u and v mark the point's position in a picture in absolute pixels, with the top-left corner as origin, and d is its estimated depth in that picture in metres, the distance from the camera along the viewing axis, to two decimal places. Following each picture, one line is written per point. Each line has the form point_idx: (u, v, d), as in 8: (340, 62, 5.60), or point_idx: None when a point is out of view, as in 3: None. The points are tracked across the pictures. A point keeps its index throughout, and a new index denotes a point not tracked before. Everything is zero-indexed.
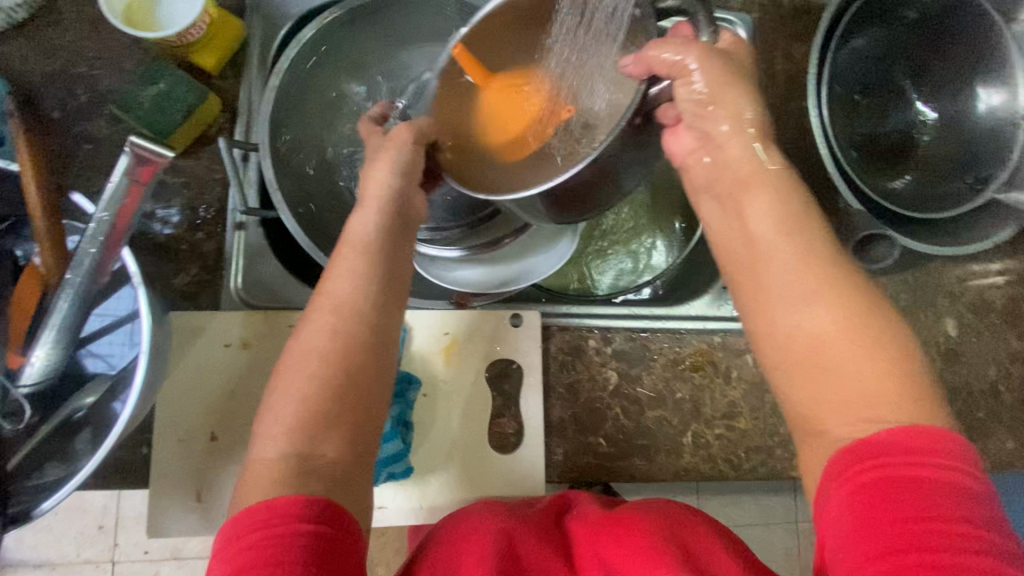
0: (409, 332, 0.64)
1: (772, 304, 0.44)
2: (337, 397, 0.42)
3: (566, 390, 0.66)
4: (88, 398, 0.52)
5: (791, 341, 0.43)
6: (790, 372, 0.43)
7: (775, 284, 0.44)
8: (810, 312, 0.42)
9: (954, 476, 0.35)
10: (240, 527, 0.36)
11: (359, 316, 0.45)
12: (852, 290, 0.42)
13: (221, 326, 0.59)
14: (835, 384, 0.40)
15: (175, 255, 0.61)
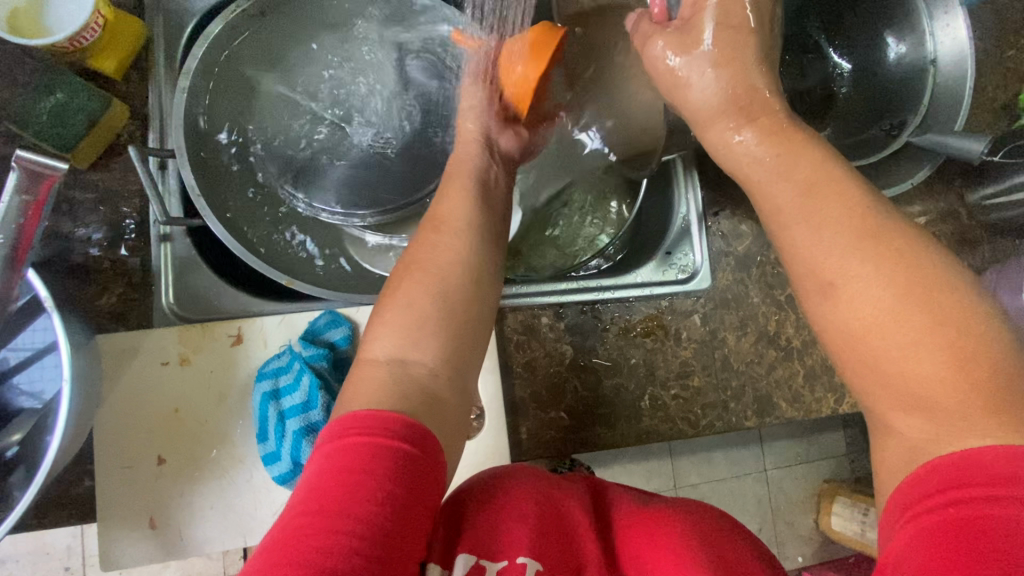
0: (356, 328, 0.60)
1: (821, 293, 0.41)
2: (443, 305, 0.45)
3: (524, 368, 0.67)
4: (16, 435, 0.50)
5: (845, 331, 0.39)
6: (854, 355, 0.39)
7: (826, 269, 0.40)
8: (863, 300, 0.38)
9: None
10: (345, 425, 0.38)
11: (465, 231, 0.50)
12: (901, 254, 0.38)
13: (156, 345, 0.56)
14: (899, 362, 0.36)
15: (96, 275, 0.58)
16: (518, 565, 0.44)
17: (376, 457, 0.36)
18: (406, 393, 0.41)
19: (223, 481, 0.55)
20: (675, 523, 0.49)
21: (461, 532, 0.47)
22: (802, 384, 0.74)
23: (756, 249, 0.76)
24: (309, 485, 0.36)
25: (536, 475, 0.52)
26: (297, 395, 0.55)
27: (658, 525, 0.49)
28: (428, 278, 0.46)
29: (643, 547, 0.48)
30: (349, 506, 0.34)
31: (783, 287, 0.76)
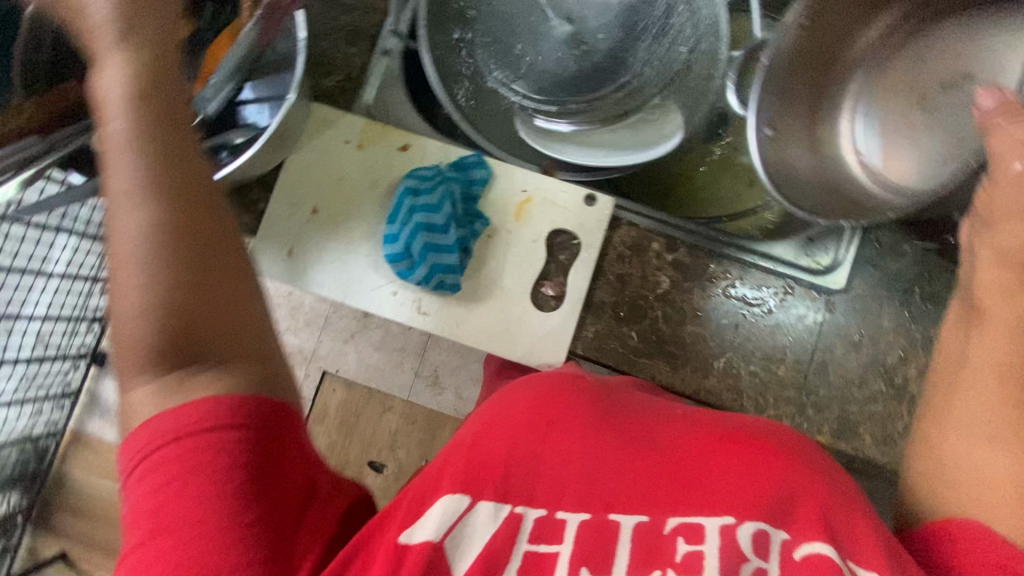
0: (493, 176, 0.68)
1: (961, 429, 0.41)
2: (200, 254, 0.38)
3: (616, 279, 0.69)
4: (238, 137, 0.62)
5: (972, 472, 0.39)
6: (943, 485, 0.40)
7: (980, 409, 0.41)
8: (999, 455, 0.38)
9: None
10: (156, 445, 0.34)
11: (143, 145, 0.37)
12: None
13: (346, 125, 0.69)
14: (980, 503, 0.37)
15: (331, 61, 0.72)
16: (557, 519, 0.39)
17: (206, 470, 0.34)
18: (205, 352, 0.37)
19: (346, 252, 0.67)
20: (759, 468, 0.40)
21: (479, 471, 0.40)
22: (901, 430, 0.67)
23: (908, 275, 0.69)
24: (146, 511, 0.33)
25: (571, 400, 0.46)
26: (430, 198, 0.64)
27: (745, 454, 0.42)
28: (159, 236, 0.37)
29: (718, 464, 0.42)
30: (196, 525, 0.33)
31: (925, 327, 0.68)
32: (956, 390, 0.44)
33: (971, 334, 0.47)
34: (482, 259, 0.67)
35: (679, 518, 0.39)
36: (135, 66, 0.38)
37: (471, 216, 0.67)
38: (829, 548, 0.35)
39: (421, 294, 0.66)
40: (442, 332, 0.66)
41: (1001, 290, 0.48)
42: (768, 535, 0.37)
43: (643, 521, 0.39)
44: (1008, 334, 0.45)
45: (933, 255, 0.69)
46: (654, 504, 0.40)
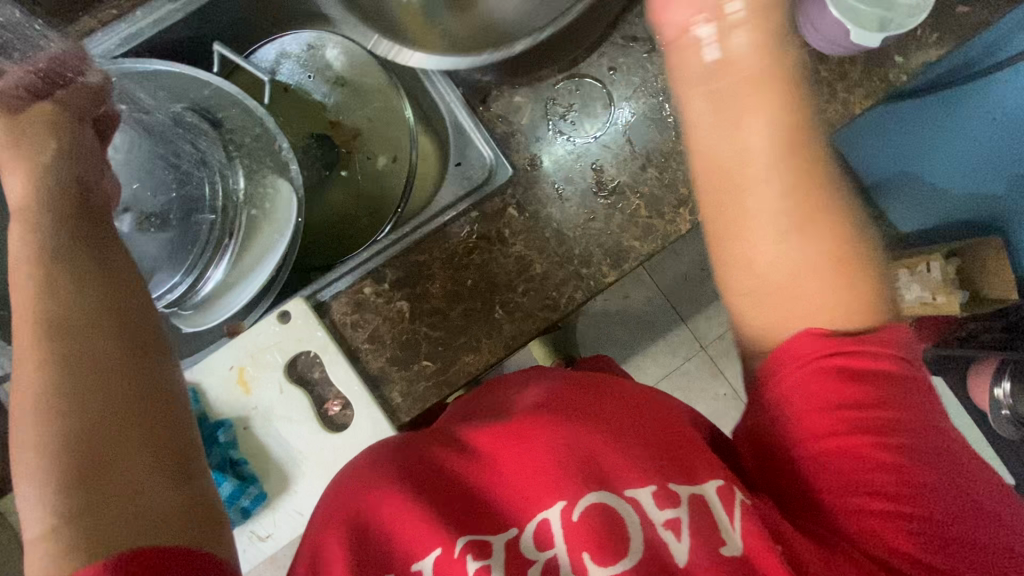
0: (198, 388, 0.65)
1: (754, 233, 0.43)
2: (94, 447, 0.35)
3: (371, 342, 0.68)
4: None
5: (768, 273, 0.43)
6: (748, 280, 0.44)
7: (754, 210, 0.43)
8: (785, 249, 0.43)
9: (892, 375, 0.42)
10: None
11: (66, 325, 0.38)
12: (834, 219, 0.43)
13: None
14: (807, 296, 0.43)
15: None
16: None
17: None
18: (116, 531, 0.33)
19: None
20: (543, 440, 0.45)
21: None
22: (650, 214, 0.70)
23: (539, 114, 0.73)
24: None
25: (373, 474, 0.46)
26: None
27: (531, 435, 0.45)
28: (74, 432, 0.35)
29: (503, 472, 0.45)
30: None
31: (588, 133, 0.72)
32: (747, 186, 0.43)
33: (739, 122, 0.44)
34: (259, 448, 0.65)
35: (468, 536, 0.41)
36: (52, 263, 0.41)
37: (211, 433, 0.64)
38: (592, 500, 0.41)
39: (249, 524, 0.65)
40: (296, 530, 0.65)
41: (727, 67, 0.45)
42: (547, 519, 0.42)
43: (437, 556, 0.40)
44: (772, 117, 0.43)
45: (538, 84, 0.73)
46: (447, 532, 0.41)
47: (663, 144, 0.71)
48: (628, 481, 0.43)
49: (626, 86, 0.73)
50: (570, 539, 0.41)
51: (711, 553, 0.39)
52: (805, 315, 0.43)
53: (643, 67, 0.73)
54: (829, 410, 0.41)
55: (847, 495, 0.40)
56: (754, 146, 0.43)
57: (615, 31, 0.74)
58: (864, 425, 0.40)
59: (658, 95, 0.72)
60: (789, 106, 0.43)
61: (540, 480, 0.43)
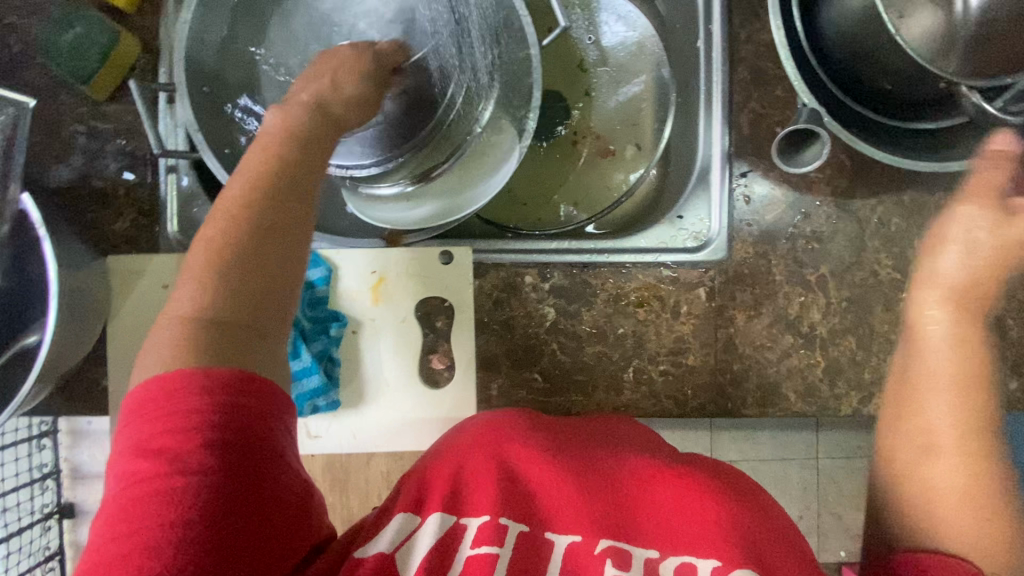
0: (334, 270, 0.63)
1: (926, 398, 0.47)
2: (234, 266, 0.40)
3: (501, 327, 0.65)
4: (34, 336, 0.53)
5: (941, 493, 0.43)
6: (916, 493, 0.44)
7: (924, 378, 0.48)
8: (944, 409, 0.46)
9: None
10: (178, 417, 0.35)
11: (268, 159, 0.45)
12: (981, 447, 0.45)
13: (158, 270, 0.62)
14: (954, 533, 0.41)
15: (112, 200, 0.63)
16: (499, 522, 0.42)
17: (196, 418, 0.35)
18: (238, 353, 0.38)
19: None
20: (684, 489, 0.44)
21: (430, 500, 0.45)
22: (822, 378, 0.66)
23: (788, 220, 0.66)
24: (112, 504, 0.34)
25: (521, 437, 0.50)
26: None
27: (682, 479, 0.46)
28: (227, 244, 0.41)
29: (649, 496, 0.45)
30: (163, 484, 0.33)
31: (817, 267, 0.66)
32: (926, 351, 0.49)
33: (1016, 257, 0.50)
34: (354, 359, 0.62)
35: (610, 540, 0.41)
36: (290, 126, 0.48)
37: (324, 320, 0.62)
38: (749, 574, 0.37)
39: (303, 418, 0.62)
40: (341, 449, 0.62)
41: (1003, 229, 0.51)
42: (693, 565, 0.39)
43: (576, 540, 0.42)
44: (956, 394, 0.47)
45: (807, 192, 0.66)
46: (584, 522, 0.43)
47: (873, 321, 0.66)
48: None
49: (882, 247, 0.67)
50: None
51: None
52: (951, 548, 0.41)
53: (912, 238, 0.67)
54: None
55: None
56: (933, 318, 0.50)
57: (907, 188, 0.67)
58: None
59: (902, 274, 0.66)
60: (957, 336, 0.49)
61: (675, 530, 0.42)
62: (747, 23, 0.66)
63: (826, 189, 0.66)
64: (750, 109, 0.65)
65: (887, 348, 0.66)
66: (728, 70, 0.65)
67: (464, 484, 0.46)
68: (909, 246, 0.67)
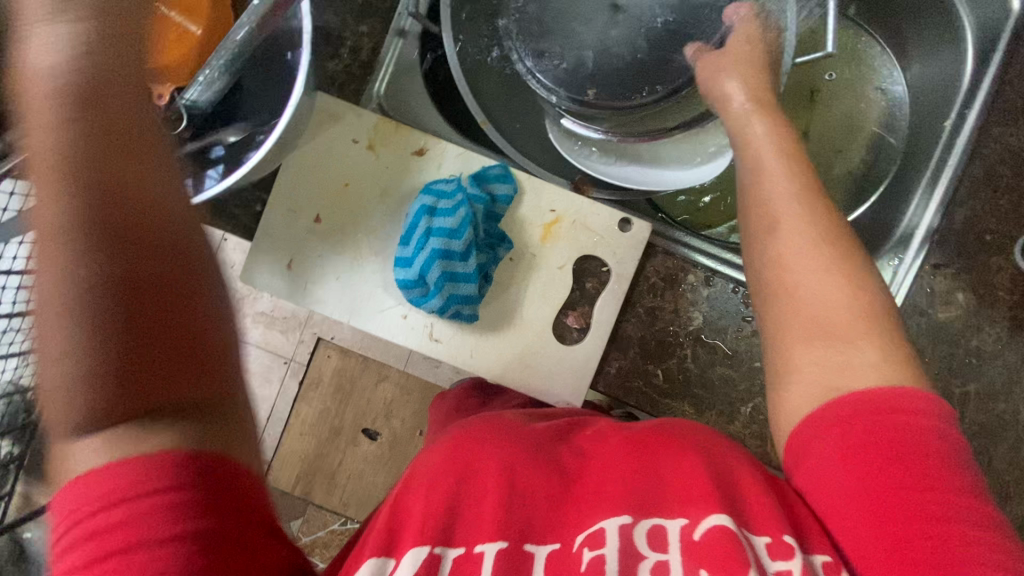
0: (518, 193, 0.62)
1: (770, 232, 0.44)
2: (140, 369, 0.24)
3: (645, 312, 0.64)
4: (233, 136, 0.54)
5: (781, 276, 0.43)
6: (792, 314, 0.41)
7: (773, 200, 0.45)
8: (789, 241, 0.43)
9: (930, 439, 0.34)
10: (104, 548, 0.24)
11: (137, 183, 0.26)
12: (852, 266, 0.41)
13: (355, 122, 0.61)
14: (813, 300, 0.41)
15: (337, 41, 0.62)
16: (476, 553, 0.34)
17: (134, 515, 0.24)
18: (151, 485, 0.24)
19: (356, 271, 0.61)
20: (635, 468, 0.39)
21: (399, 527, 0.36)
22: None
23: (957, 326, 0.65)
24: None
25: (468, 441, 0.41)
26: (450, 221, 0.57)
27: (637, 456, 0.40)
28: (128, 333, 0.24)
29: (596, 466, 0.40)
30: None
31: (965, 381, 0.65)
32: (754, 178, 0.47)
33: (798, 151, 0.48)
34: (502, 285, 0.62)
35: (583, 533, 0.36)
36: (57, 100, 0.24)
37: (492, 238, 0.60)
38: (722, 518, 0.34)
39: (432, 320, 0.61)
40: (456, 363, 0.62)
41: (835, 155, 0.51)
42: (663, 528, 0.35)
43: (556, 548, 0.35)
44: (792, 182, 0.45)
45: (988, 307, 0.64)
46: (555, 529, 0.36)
47: (994, 455, 0.65)
48: (750, 524, 0.35)
49: None
50: (684, 555, 0.34)
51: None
52: (835, 360, 0.38)
53: None
54: (870, 496, 0.33)
55: (865, 504, 0.33)
56: (760, 136, 0.49)
57: None
58: (931, 524, 0.31)
59: None
60: (789, 157, 0.47)
61: (645, 486, 0.37)
62: (1003, 124, 0.64)
63: (1009, 312, 0.64)
64: (969, 207, 0.64)
65: (998, 485, 0.65)
66: (964, 161, 0.64)
67: (413, 507, 0.37)
68: None
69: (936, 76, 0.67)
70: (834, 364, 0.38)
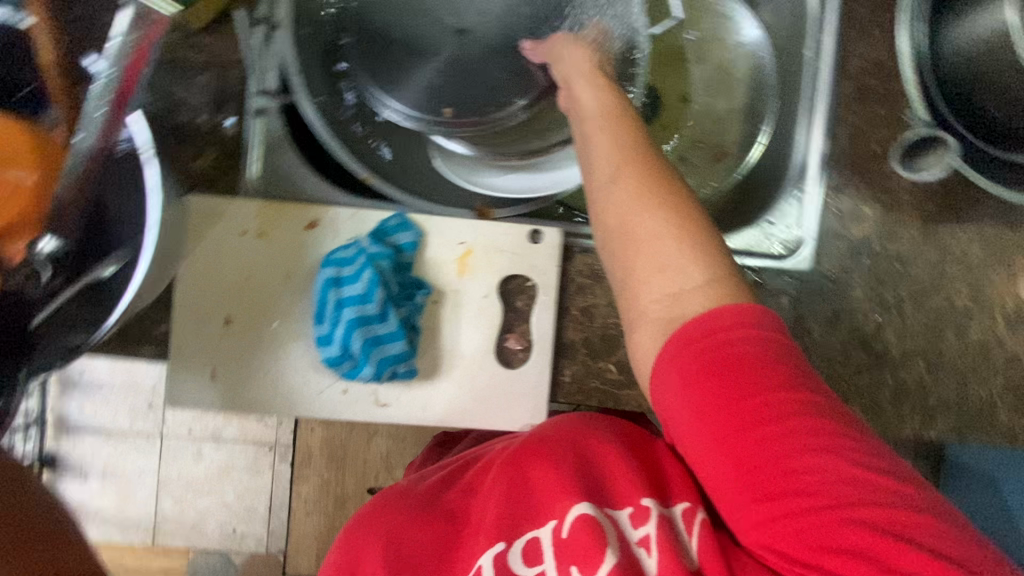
0: (423, 236, 0.61)
1: (601, 180, 0.48)
2: None
3: (581, 313, 0.64)
4: (110, 269, 0.49)
5: (616, 220, 0.46)
6: (632, 254, 0.45)
7: (602, 152, 0.49)
8: (619, 186, 0.47)
9: (756, 348, 0.41)
10: None
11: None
12: (671, 196, 0.46)
13: (238, 214, 0.59)
14: (647, 237, 0.45)
15: (195, 137, 0.59)
16: None
17: None
18: None
19: (282, 361, 0.59)
20: (514, 482, 0.47)
21: None
22: (889, 398, 0.66)
23: (873, 238, 0.66)
24: None
25: (382, 519, 0.50)
26: (357, 286, 0.56)
27: (513, 471, 0.48)
28: None
29: (483, 497, 0.49)
30: None
31: (895, 288, 0.67)
32: (590, 134, 0.51)
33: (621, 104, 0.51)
34: (433, 329, 0.61)
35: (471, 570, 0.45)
36: None
37: (408, 288, 0.60)
38: (583, 508, 0.44)
39: (374, 385, 0.60)
40: (410, 419, 0.61)
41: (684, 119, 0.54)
42: (539, 538, 0.45)
43: None
44: (615, 133, 0.49)
45: (895, 211, 0.66)
46: (448, 575, 0.47)
47: (942, 348, 0.67)
48: (614, 501, 0.45)
49: (959, 277, 0.67)
50: (558, 555, 0.44)
51: (674, 564, 0.41)
52: (669, 289, 0.44)
53: (989, 269, 0.67)
54: (704, 426, 0.41)
55: (707, 429, 0.40)
56: (586, 97, 0.53)
57: (988, 220, 0.68)
58: (766, 433, 0.39)
59: (975, 305, 0.67)
60: (613, 111, 0.51)
61: (522, 503, 0.47)
62: (858, 38, 0.66)
63: (914, 211, 0.67)
64: (852, 124, 0.66)
65: (954, 375, 0.67)
66: (836, 83, 0.65)
67: None
68: (984, 276, 0.68)
69: (787, 10, 0.69)
70: (668, 293, 0.43)
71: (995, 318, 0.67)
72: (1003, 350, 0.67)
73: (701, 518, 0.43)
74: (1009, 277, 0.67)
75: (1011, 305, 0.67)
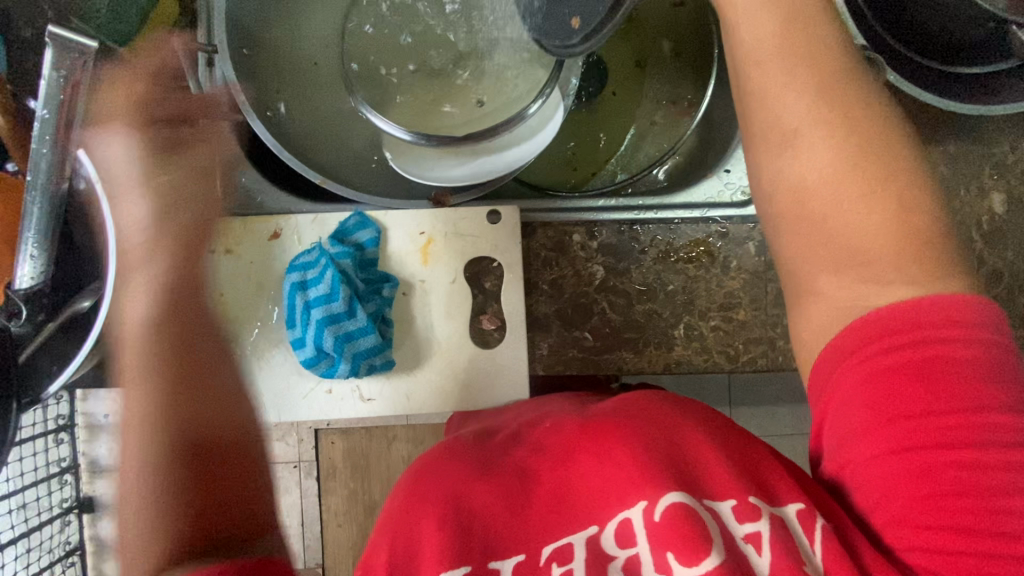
0: (383, 232, 0.62)
1: (783, 153, 0.45)
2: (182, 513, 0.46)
3: (549, 286, 0.65)
4: (86, 300, 0.52)
5: (802, 197, 0.44)
6: (828, 239, 0.44)
7: (786, 123, 0.44)
8: (816, 157, 0.44)
9: (958, 356, 0.39)
10: None
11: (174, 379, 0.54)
12: (885, 180, 0.43)
13: (203, 235, 0.61)
14: (852, 225, 0.43)
15: None
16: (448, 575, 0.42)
17: None
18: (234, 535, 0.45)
19: (265, 370, 0.61)
20: (606, 457, 0.47)
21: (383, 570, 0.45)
22: None
23: None
24: None
25: (455, 478, 0.49)
26: (321, 287, 0.58)
27: (603, 446, 0.48)
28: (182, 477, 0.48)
29: (569, 471, 0.48)
30: None
31: None
32: (767, 101, 0.45)
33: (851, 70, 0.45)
34: (406, 320, 0.62)
35: (552, 545, 0.45)
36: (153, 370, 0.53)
37: (375, 283, 0.61)
38: (676, 496, 0.43)
39: (355, 381, 0.61)
40: (396, 410, 0.62)
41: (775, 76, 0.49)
42: (629, 521, 0.44)
43: (520, 560, 0.44)
44: (813, 99, 0.44)
45: None
46: (526, 542, 0.45)
47: None
48: (716, 493, 0.44)
49: None
50: (653, 541, 0.43)
51: (794, 569, 0.40)
52: (856, 280, 0.43)
53: (959, 186, 0.66)
54: (886, 410, 0.40)
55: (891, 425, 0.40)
56: (773, 46, 0.45)
57: (947, 139, 0.67)
58: (953, 445, 0.38)
59: (950, 225, 0.66)
60: (845, 75, 0.44)
61: (606, 486, 0.46)
62: None
63: None
64: None
65: None
66: None
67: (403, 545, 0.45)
68: (955, 194, 0.66)
69: None
70: (857, 285, 0.43)
71: (972, 236, 0.66)
72: (986, 266, 0.65)
73: (823, 523, 0.41)
74: (980, 192, 0.66)
75: (987, 220, 0.66)
